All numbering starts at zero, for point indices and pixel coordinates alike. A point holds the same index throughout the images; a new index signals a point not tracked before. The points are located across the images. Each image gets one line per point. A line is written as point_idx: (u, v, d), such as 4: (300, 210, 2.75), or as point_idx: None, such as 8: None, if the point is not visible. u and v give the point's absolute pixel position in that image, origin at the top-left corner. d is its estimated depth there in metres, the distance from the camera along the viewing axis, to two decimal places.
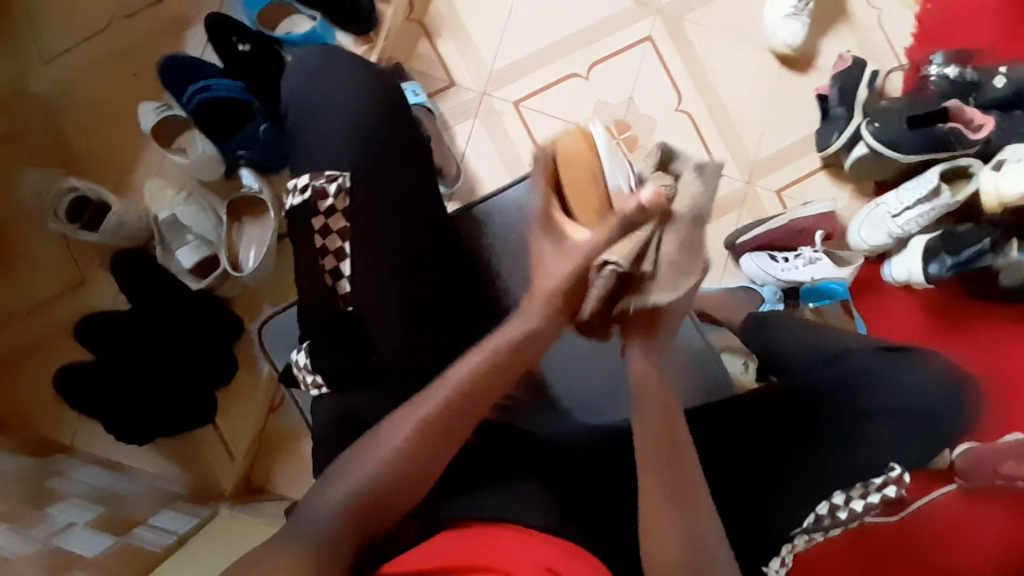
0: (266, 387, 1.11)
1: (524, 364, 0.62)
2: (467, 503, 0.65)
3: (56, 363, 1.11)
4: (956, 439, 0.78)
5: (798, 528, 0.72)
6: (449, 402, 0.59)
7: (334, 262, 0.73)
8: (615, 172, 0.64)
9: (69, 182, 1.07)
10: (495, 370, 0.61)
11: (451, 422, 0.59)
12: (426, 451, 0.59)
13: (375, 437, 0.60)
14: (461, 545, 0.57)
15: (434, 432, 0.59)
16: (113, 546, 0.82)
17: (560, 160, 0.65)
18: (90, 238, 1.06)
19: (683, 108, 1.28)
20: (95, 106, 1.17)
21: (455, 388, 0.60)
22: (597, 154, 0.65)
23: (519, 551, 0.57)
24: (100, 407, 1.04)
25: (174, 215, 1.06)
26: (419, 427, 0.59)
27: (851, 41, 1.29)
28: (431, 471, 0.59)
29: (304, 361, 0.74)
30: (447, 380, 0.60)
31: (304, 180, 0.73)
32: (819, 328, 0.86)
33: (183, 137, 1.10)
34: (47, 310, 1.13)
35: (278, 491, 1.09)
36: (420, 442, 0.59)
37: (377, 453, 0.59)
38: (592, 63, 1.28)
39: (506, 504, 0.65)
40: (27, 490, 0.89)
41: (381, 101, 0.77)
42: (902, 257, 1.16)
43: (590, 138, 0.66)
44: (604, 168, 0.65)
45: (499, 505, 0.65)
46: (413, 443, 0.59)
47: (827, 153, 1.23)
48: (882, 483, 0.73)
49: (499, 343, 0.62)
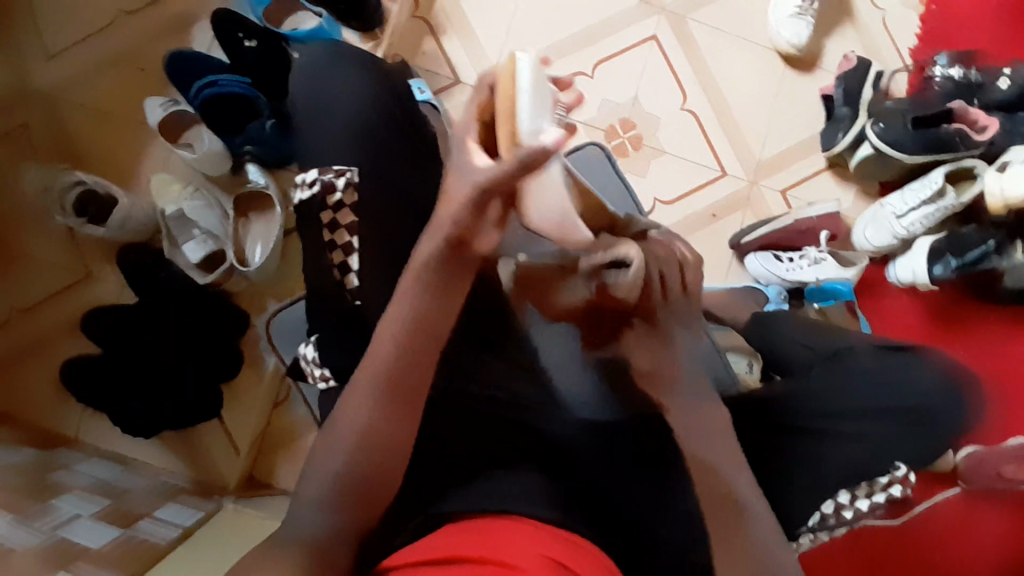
0: (270, 382, 1.11)
1: (441, 331, 0.64)
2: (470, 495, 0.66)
3: (61, 356, 1.12)
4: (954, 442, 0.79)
5: (802, 526, 0.73)
6: (386, 381, 0.62)
7: (342, 256, 0.72)
8: (537, 107, 0.58)
9: (75, 175, 1.07)
10: (420, 343, 0.63)
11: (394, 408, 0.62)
12: (388, 423, 0.62)
13: (340, 417, 0.62)
14: (467, 541, 0.57)
15: (390, 397, 0.62)
16: (118, 538, 0.83)
17: (493, 92, 0.61)
18: (96, 233, 1.05)
19: (687, 107, 1.28)
20: (101, 101, 1.17)
21: (386, 373, 0.62)
22: (522, 83, 0.59)
23: (523, 544, 0.57)
24: (105, 400, 1.05)
25: (181, 210, 1.07)
26: (370, 415, 0.61)
27: (855, 42, 1.29)
28: (400, 442, 0.62)
29: (311, 354, 0.74)
30: (376, 361, 0.63)
31: (312, 175, 0.74)
32: (820, 327, 0.86)
33: (190, 133, 1.09)
34: (52, 304, 1.14)
35: (280, 486, 1.10)
36: (383, 415, 0.62)
37: (347, 435, 0.61)
38: (596, 61, 1.28)
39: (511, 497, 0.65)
40: (32, 482, 0.89)
41: (388, 98, 0.78)
42: (907, 258, 1.16)
43: (516, 66, 0.59)
44: (521, 103, 0.58)
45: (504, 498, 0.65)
46: (369, 423, 0.62)
47: (831, 154, 1.24)
48: (887, 483, 0.74)
49: (418, 317, 0.63)
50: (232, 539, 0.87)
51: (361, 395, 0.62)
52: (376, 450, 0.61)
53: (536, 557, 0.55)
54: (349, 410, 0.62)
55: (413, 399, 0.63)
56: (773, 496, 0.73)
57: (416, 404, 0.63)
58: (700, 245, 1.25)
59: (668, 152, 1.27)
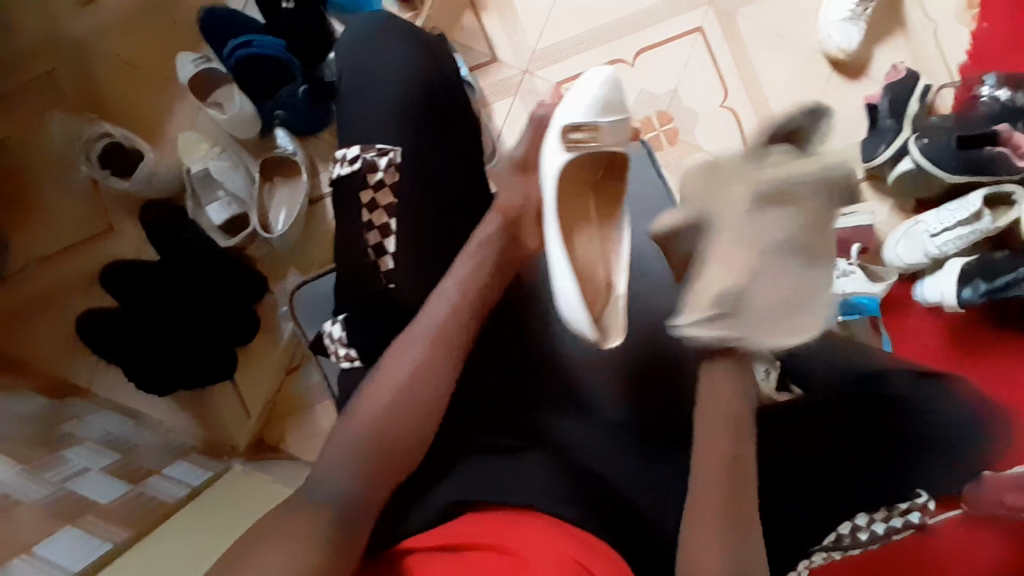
0: (284, 350, 1.10)
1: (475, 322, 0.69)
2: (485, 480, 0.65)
3: (78, 308, 1.12)
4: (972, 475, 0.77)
5: (817, 546, 0.70)
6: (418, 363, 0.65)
7: (378, 238, 0.73)
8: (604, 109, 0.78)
9: (103, 128, 1.06)
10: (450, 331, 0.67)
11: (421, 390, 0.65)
12: (419, 398, 0.65)
13: (382, 371, 0.66)
14: (489, 527, 0.60)
15: (431, 350, 0.66)
16: (127, 494, 0.83)
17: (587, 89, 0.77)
18: (119, 186, 1.04)
19: (727, 105, 1.25)
20: (133, 52, 1.15)
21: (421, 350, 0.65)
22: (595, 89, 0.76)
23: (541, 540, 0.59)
24: (120, 356, 1.04)
25: (206, 170, 1.06)
26: (396, 394, 0.64)
27: (905, 52, 1.25)
28: (432, 404, 0.65)
29: (338, 333, 0.73)
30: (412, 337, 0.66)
31: (355, 151, 0.74)
32: (841, 349, 0.82)
33: (221, 92, 1.07)
34: (72, 255, 1.13)
35: (288, 452, 1.09)
36: (422, 373, 0.65)
37: (386, 388, 0.64)
38: (637, 51, 1.25)
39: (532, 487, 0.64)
40: (44, 432, 0.90)
41: (434, 75, 0.76)
42: (936, 278, 1.13)
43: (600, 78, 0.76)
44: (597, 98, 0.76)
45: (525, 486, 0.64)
46: (393, 402, 0.64)
47: (871, 166, 1.20)
48: (906, 508, 0.73)
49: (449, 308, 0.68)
50: (240, 501, 0.87)
51: (392, 373, 0.65)
52: (393, 431, 0.63)
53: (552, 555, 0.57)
54: (376, 388, 0.65)
55: (452, 358, 0.66)
56: (782, 510, 0.70)
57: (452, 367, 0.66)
58: None
59: (704, 149, 1.24)
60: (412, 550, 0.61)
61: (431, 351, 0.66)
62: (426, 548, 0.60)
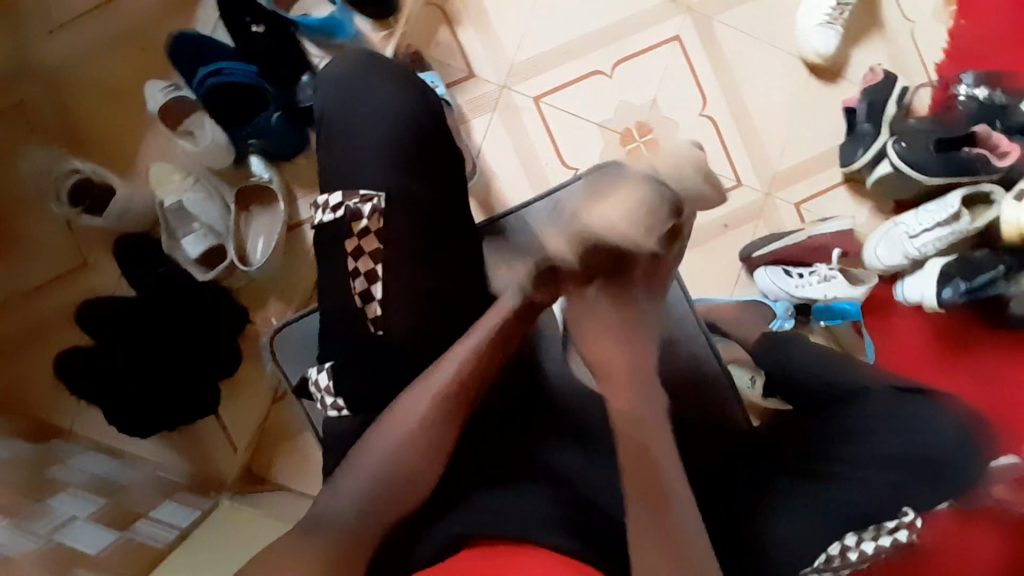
0: (271, 378, 1.10)
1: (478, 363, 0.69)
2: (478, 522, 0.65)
3: (57, 346, 1.09)
4: (965, 493, 0.75)
5: (808, 567, 0.68)
6: (427, 408, 0.66)
7: (365, 284, 0.73)
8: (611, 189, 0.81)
9: (72, 164, 1.05)
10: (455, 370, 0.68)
11: (430, 438, 0.66)
12: (427, 437, 0.65)
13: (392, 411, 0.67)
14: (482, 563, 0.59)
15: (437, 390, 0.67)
16: (116, 541, 0.81)
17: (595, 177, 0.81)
18: (93, 223, 1.04)
19: (706, 113, 1.25)
20: (102, 84, 1.13)
21: (430, 392, 0.67)
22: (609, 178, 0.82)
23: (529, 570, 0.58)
24: (102, 394, 1.03)
25: (180, 202, 1.04)
26: (407, 439, 0.65)
27: (882, 54, 1.25)
28: (443, 449, 0.66)
29: (324, 382, 0.73)
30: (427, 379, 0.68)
31: (338, 198, 0.73)
32: (831, 360, 0.85)
33: (191, 120, 1.06)
34: (49, 291, 1.11)
35: (279, 481, 1.09)
36: (432, 412, 0.66)
37: (396, 429, 0.65)
38: (617, 61, 1.24)
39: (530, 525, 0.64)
40: (27, 479, 0.87)
41: (425, 114, 0.77)
42: (916, 279, 1.14)
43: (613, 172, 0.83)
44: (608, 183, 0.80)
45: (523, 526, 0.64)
46: (404, 448, 0.64)
47: (850, 169, 1.22)
48: (894, 527, 0.69)
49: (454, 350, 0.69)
50: (234, 539, 0.86)
51: (400, 418, 0.66)
52: (398, 480, 0.64)
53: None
54: (380, 436, 0.65)
55: (461, 397, 0.67)
56: (774, 526, 0.71)
57: (460, 407, 0.67)
58: (711, 255, 1.23)
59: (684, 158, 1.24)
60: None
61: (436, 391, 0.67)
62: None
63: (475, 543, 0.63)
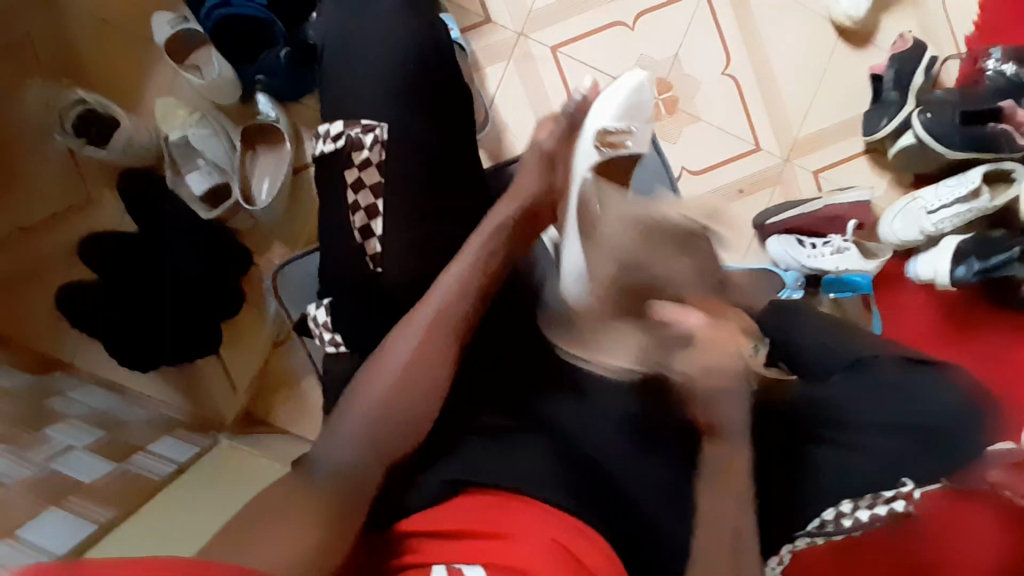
0: (273, 324, 1.09)
1: (460, 311, 0.68)
2: (471, 463, 0.65)
3: (61, 279, 1.09)
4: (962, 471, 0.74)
5: (801, 530, 0.70)
6: (416, 349, 0.66)
7: (364, 220, 0.71)
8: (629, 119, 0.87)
9: (78, 94, 1.04)
10: (442, 311, 0.68)
11: (415, 379, 0.65)
12: (416, 376, 0.65)
13: (383, 355, 0.66)
14: (472, 511, 0.61)
15: (431, 332, 0.67)
16: (112, 472, 0.81)
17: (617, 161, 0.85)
18: (96, 155, 1.02)
19: (728, 73, 1.21)
20: (110, 14, 1.10)
21: (419, 332, 0.66)
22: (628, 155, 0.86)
23: (527, 523, 0.60)
24: (102, 329, 1.03)
25: (186, 137, 1.03)
26: (394, 383, 0.64)
27: (912, 21, 1.20)
28: (433, 391, 0.65)
29: (323, 319, 0.73)
30: (413, 323, 0.67)
31: (338, 127, 0.72)
32: (835, 329, 0.84)
33: (198, 54, 1.03)
34: (53, 223, 1.11)
35: (278, 425, 1.10)
36: (426, 350, 0.66)
37: (388, 367, 0.65)
38: (639, 12, 1.20)
39: (525, 475, 0.64)
40: (28, 409, 0.88)
41: (439, 50, 0.75)
42: (930, 255, 1.11)
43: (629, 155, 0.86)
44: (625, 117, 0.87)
45: (519, 475, 0.64)
46: (393, 392, 0.64)
47: (872, 139, 1.18)
48: (891, 496, 0.69)
49: (437, 294, 0.68)
50: (230, 477, 0.87)
51: (390, 360, 0.65)
52: (387, 427, 0.63)
53: (548, 550, 0.57)
54: (369, 382, 0.65)
55: (449, 342, 0.67)
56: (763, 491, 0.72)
57: (450, 347, 0.67)
58: (723, 221, 1.21)
59: (702, 119, 1.21)
60: (412, 532, 0.60)
61: (428, 329, 0.67)
62: (423, 531, 0.60)
63: (467, 490, 0.64)
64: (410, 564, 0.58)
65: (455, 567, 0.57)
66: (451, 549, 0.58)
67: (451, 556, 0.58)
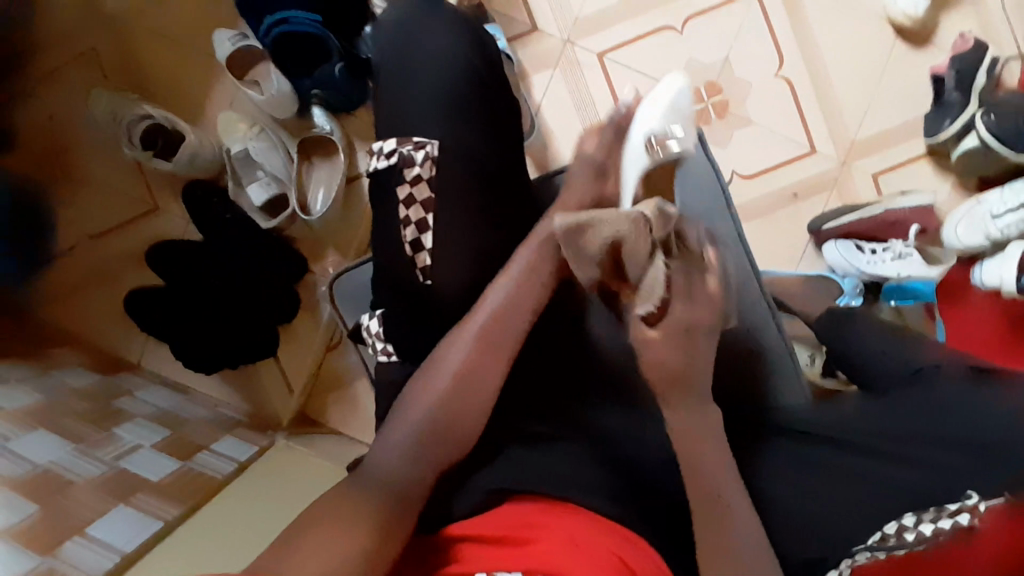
0: (326, 328, 1.13)
1: (507, 321, 0.69)
2: (521, 469, 0.65)
3: (130, 284, 1.16)
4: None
5: (861, 545, 0.66)
6: (469, 357, 0.67)
7: (415, 234, 0.73)
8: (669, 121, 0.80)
9: (144, 108, 1.09)
10: (494, 322, 0.68)
11: (466, 386, 0.66)
12: (468, 381, 0.66)
13: (437, 361, 0.68)
14: (514, 521, 0.60)
15: (483, 340, 0.68)
16: (177, 470, 0.85)
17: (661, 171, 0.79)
18: (163, 167, 1.07)
19: (781, 75, 1.18)
20: (177, 34, 1.16)
21: (470, 341, 0.68)
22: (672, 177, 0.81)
23: (572, 533, 0.58)
24: (166, 332, 1.08)
25: (246, 150, 1.07)
26: (445, 386, 0.66)
27: (974, 20, 1.15)
28: (487, 395, 0.67)
29: (375, 329, 0.75)
30: (463, 332, 0.68)
31: (391, 146, 0.74)
32: (895, 333, 0.79)
33: (256, 70, 1.09)
34: (123, 232, 1.17)
35: (330, 426, 1.13)
36: (480, 358, 0.67)
37: (441, 374, 0.66)
38: (687, 16, 1.18)
39: (572, 483, 0.64)
40: (99, 409, 0.93)
41: (490, 64, 0.77)
42: (995, 261, 1.02)
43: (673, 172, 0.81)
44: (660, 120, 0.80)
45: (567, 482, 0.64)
46: (445, 394, 0.66)
47: (935, 141, 1.13)
48: (955, 509, 0.64)
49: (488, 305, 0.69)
50: (288, 479, 0.89)
51: (447, 365, 0.67)
52: (441, 433, 0.64)
53: (595, 560, 0.55)
54: (422, 389, 0.67)
55: (500, 351, 0.68)
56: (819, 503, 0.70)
57: (501, 354, 0.68)
58: (774, 226, 1.18)
59: (754, 122, 1.19)
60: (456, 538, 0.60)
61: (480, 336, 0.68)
62: (472, 535, 0.60)
63: (513, 499, 0.63)
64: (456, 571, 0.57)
65: (494, 572, 0.55)
66: (499, 555, 0.57)
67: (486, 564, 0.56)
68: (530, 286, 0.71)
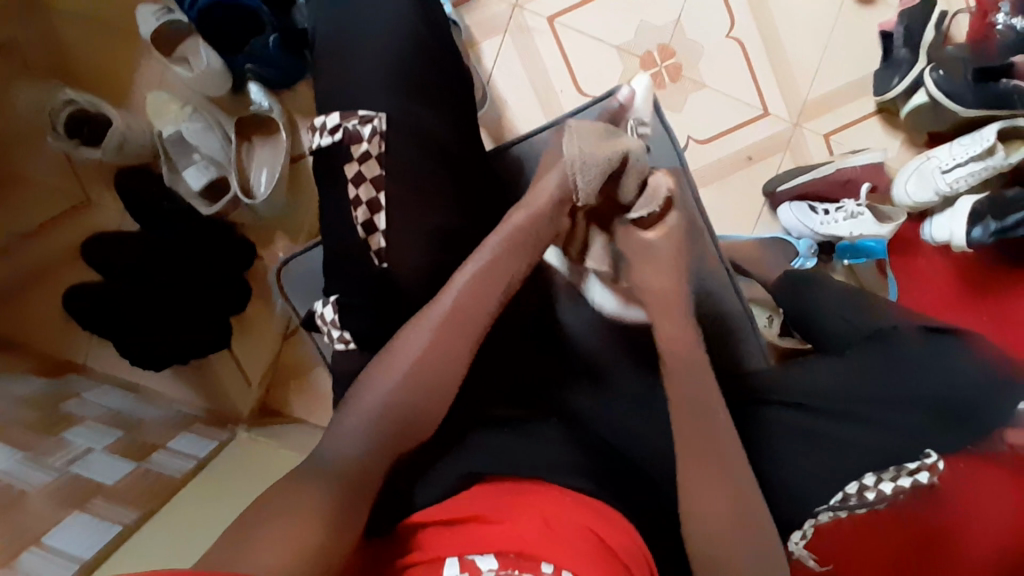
0: (280, 316, 1.10)
1: (473, 310, 0.65)
2: (491, 455, 0.63)
3: (68, 282, 1.09)
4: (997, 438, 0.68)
5: (824, 505, 0.68)
6: (432, 344, 0.63)
7: (367, 215, 0.69)
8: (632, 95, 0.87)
9: (67, 94, 1.02)
10: (460, 310, 0.65)
11: (431, 377, 0.63)
12: (433, 371, 0.63)
13: (395, 348, 0.64)
14: (486, 500, 0.58)
15: (443, 330, 0.64)
16: (135, 471, 0.81)
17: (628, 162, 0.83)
18: (91, 156, 1.01)
19: (733, 35, 1.17)
20: (96, 9, 1.08)
21: (432, 329, 0.64)
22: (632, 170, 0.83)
23: (550, 508, 0.58)
24: (112, 331, 1.02)
25: (179, 132, 1.02)
26: (408, 378, 0.62)
27: None
28: (450, 382, 0.63)
29: (330, 316, 0.71)
30: (425, 321, 0.65)
31: (334, 120, 0.69)
32: (852, 295, 0.81)
33: (186, 46, 1.01)
34: (56, 227, 1.10)
35: (294, 416, 1.10)
36: (436, 351, 0.63)
37: (397, 368, 0.62)
38: None
39: (544, 461, 0.62)
40: (44, 416, 0.88)
41: (430, 33, 0.73)
42: (946, 216, 1.05)
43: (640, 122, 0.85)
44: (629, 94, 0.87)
45: (538, 462, 0.62)
46: (405, 386, 0.62)
47: (884, 99, 1.14)
48: (915, 468, 0.67)
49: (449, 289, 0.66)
50: (253, 471, 0.87)
51: (405, 355, 0.63)
52: (401, 427, 0.61)
53: (575, 535, 0.55)
54: (382, 380, 0.62)
55: (465, 333, 0.64)
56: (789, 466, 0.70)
57: (464, 339, 0.64)
58: (733, 191, 1.18)
59: (708, 86, 1.17)
60: (423, 525, 0.58)
61: (444, 322, 0.64)
62: (433, 523, 0.57)
63: (484, 481, 0.61)
64: (420, 560, 0.55)
65: (468, 557, 0.54)
66: (462, 540, 0.55)
67: (459, 548, 0.55)
68: (489, 270, 0.67)
